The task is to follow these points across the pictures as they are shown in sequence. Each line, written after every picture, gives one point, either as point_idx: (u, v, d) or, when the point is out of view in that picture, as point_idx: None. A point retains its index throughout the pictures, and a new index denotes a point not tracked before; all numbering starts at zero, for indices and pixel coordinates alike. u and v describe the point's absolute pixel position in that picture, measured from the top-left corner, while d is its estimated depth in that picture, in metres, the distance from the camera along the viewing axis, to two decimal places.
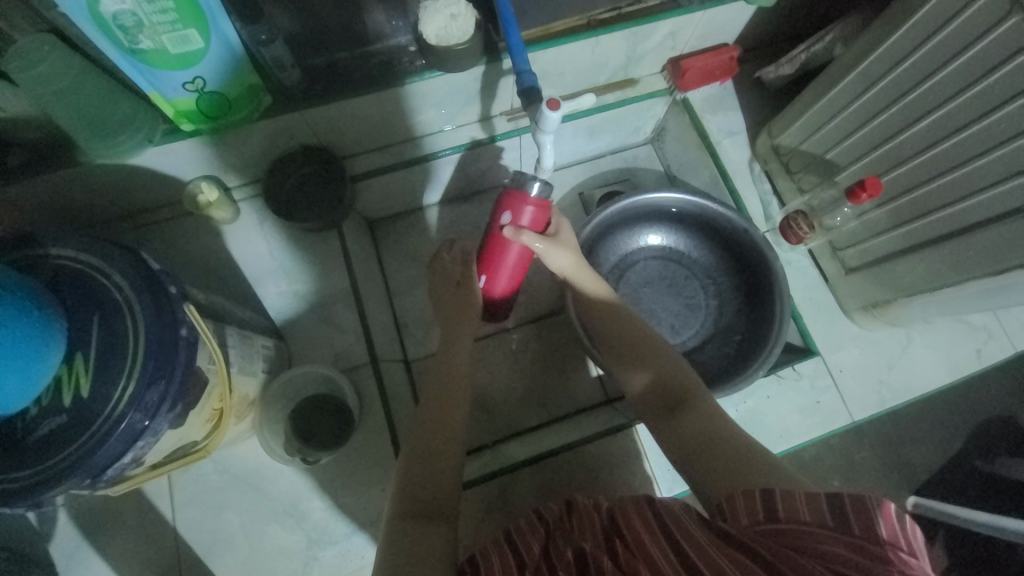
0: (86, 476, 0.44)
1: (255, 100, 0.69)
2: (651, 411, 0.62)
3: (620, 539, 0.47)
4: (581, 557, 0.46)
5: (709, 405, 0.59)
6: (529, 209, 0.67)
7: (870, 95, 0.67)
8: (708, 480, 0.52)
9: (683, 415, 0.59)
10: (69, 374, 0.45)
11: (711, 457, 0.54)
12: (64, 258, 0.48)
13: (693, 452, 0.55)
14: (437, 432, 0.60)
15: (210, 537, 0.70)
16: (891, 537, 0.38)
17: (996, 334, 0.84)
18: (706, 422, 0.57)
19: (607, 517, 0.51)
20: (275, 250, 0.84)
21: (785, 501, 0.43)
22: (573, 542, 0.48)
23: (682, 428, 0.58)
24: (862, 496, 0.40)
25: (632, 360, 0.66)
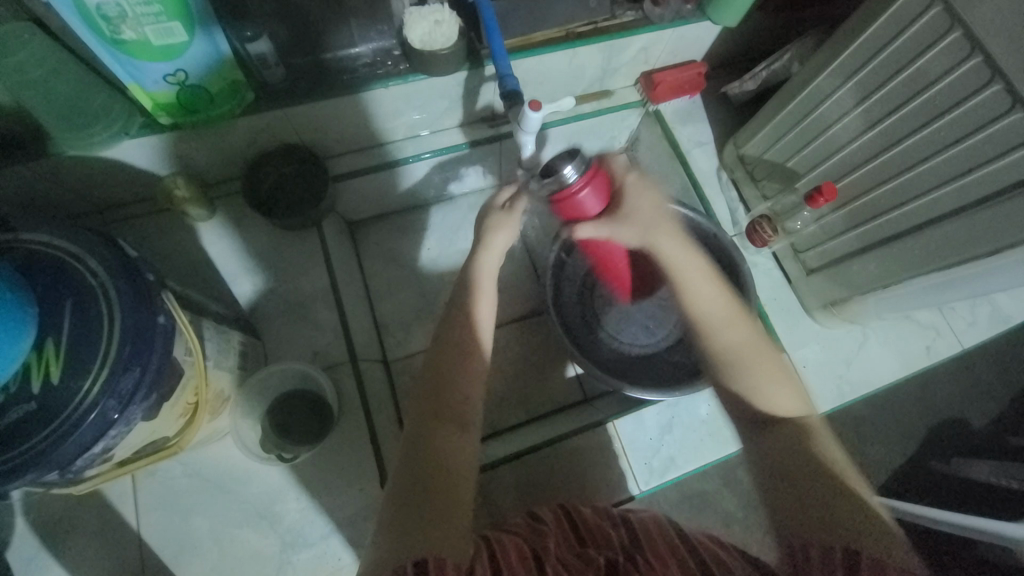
0: (55, 465, 0.43)
1: (237, 96, 0.69)
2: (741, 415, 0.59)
3: (643, 553, 0.54)
4: (612, 562, 0.52)
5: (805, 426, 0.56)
6: (589, 194, 0.61)
7: (825, 107, 0.73)
8: (792, 513, 0.52)
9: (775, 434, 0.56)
10: (38, 360, 0.43)
11: (807, 491, 0.52)
12: (35, 243, 0.46)
13: (785, 479, 0.54)
14: (435, 455, 0.52)
15: (177, 542, 0.67)
16: None
17: (944, 332, 0.90)
18: (802, 448, 0.55)
19: (628, 535, 0.58)
20: (253, 248, 0.83)
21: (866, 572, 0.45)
22: (601, 551, 0.55)
23: (773, 448, 0.56)
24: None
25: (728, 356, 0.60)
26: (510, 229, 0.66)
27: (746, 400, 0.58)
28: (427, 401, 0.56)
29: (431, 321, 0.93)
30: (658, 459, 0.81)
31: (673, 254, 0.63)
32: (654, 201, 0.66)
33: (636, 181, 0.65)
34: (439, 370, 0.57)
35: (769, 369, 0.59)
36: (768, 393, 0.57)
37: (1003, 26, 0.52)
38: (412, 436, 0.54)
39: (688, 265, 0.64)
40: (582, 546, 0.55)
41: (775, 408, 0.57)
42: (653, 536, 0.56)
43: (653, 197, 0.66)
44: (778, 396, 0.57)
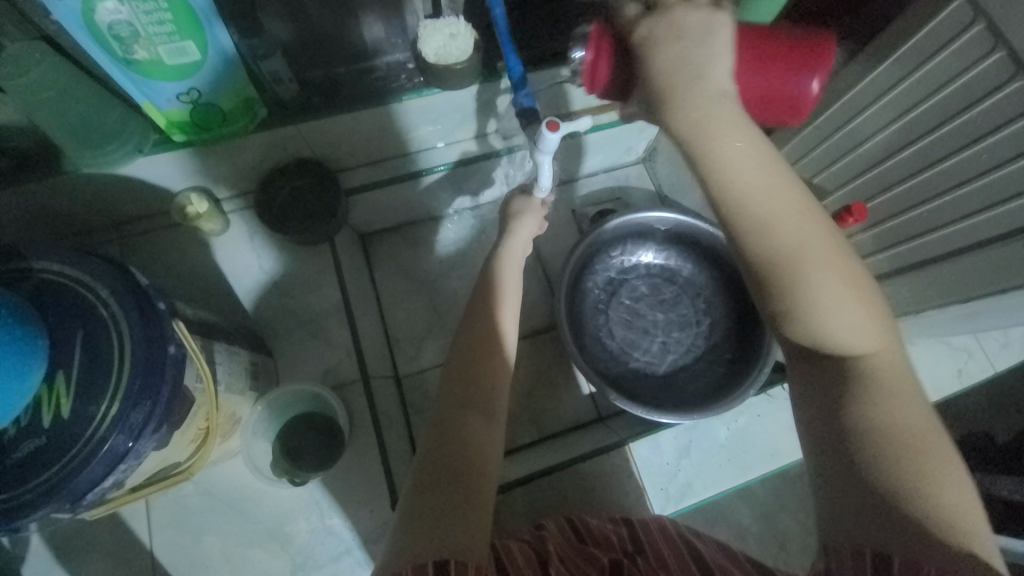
0: (67, 500, 0.42)
1: (250, 112, 0.68)
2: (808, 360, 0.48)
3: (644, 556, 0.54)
4: (615, 563, 0.52)
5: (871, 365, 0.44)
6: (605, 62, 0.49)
7: (856, 123, 0.70)
8: (852, 509, 0.42)
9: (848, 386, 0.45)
10: (50, 393, 0.43)
11: (857, 464, 0.42)
12: (48, 271, 0.46)
13: (837, 436, 0.44)
14: (459, 462, 0.49)
15: (188, 562, 0.67)
16: None
17: (977, 354, 0.86)
18: (874, 415, 0.43)
19: (630, 538, 0.58)
20: (265, 262, 0.83)
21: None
22: (602, 553, 0.54)
23: (837, 413, 0.44)
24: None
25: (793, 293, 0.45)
26: (534, 219, 0.70)
27: (797, 328, 0.46)
28: (456, 399, 0.54)
29: (444, 335, 0.92)
30: (675, 485, 0.79)
31: (722, 121, 0.43)
32: (697, 53, 0.43)
33: (659, 27, 0.44)
34: (467, 369, 0.57)
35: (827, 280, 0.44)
36: (817, 308, 0.45)
37: None
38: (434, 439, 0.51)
39: (739, 141, 0.44)
40: (586, 548, 0.55)
41: (823, 333, 0.45)
42: (654, 539, 0.57)
43: (696, 37, 0.43)
44: (837, 313, 0.44)
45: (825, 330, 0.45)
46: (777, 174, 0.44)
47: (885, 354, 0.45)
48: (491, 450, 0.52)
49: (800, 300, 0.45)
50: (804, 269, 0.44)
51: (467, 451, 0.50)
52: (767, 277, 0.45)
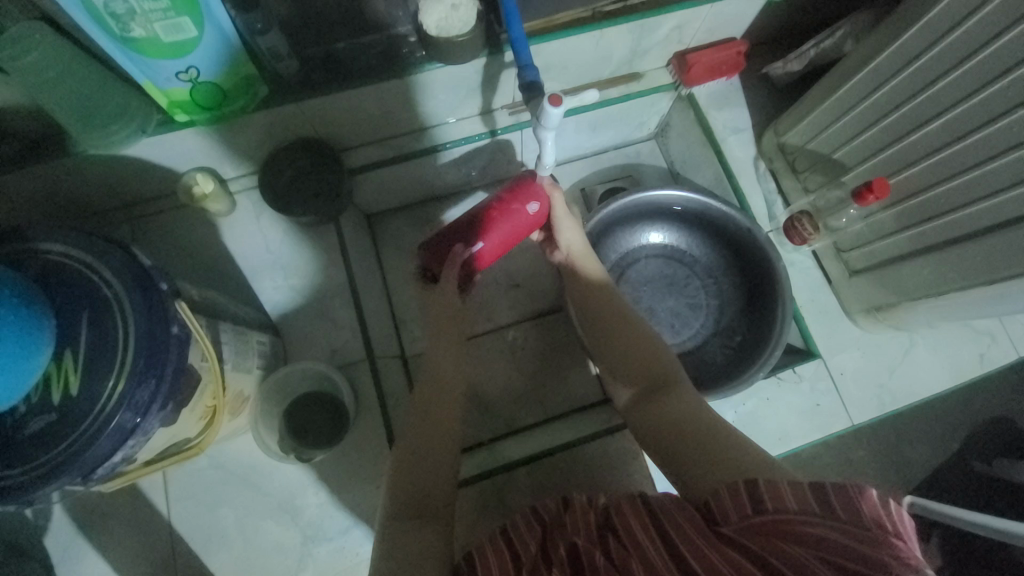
0: (77, 475, 0.44)
1: (251, 91, 0.67)
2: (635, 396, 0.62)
3: (614, 535, 0.48)
4: (573, 553, 0.46)
5: (693, 394, 0.59)
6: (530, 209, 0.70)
7: (879, 95, 0.66)
8: (689, 472, 0.52)
9: (662, 400, 0.59)
10: (58, 371, 0.44)
11: (684, 444, 0.54)
12: (53, 253, 0.47)
13: (667, 437, 0.56)
14: (428, 487, 0.56)
15: (204, 532, 0.70)
16: (875, 521, 0.38)
17: (1000, 338, 0.83)
18: (682, 409, 0.57)
19: (602, 514, 0.51)
20: (270, 242, 0.83)
21: (773, 492, 0.42)
22: (567, 537, 0.49)
23: (660, 412, 0.58)
24: (844, 485, 0.40)
25: (616, 340, 0.67)
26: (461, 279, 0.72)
27: (641, 357, 0.64)
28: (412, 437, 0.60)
29: None
30: None
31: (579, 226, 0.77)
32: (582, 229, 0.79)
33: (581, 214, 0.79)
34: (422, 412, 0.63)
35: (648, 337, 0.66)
36: (652, 348, 0.65)
37: None
38: (398, 480, 0.56)
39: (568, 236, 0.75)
40: (559, 526, 0.51)
41: (658, 364, 0.63)
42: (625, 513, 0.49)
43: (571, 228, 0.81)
44: (662, 354, 0.64)
45: (656, 361, 0.63)
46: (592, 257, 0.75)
47: (687, 392, 0.59)
48: (447, 472, 0.58)
49: (636, 340, 0.66)
50: (640, 324, 0.68)
51: (427, 482, 0.56)
52: (603, 329, 0.69)
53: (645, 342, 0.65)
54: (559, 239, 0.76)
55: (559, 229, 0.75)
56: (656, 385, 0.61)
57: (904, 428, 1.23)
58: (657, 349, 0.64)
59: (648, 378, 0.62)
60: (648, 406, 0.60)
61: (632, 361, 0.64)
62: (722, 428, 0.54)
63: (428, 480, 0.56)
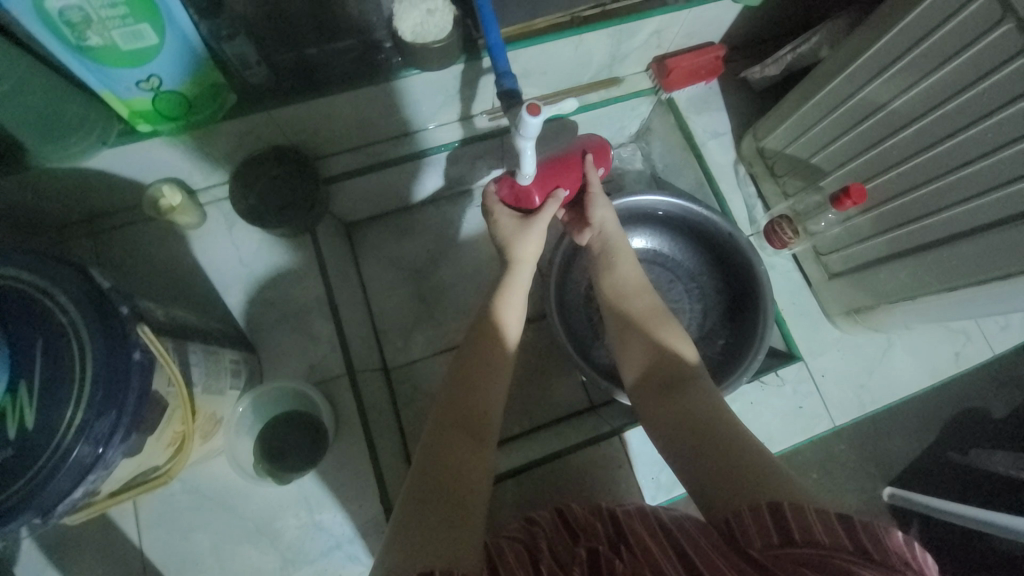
0: (38, 512, 0.41)
1: (218, 99, 0.65)
2: (655, 396, 0.61)
3: (627, 546, 0.47)
4: (593, 557, 0.46)
5: (716, 399, 0.58)
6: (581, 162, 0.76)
7: (854, 101, 0.67)
8: (712, 482, 0.50)
9: (685, 401, 0.58)
10: (12, 404, 0.41)
11: (707, 450, 0.53)
12: (1, 276, 0.43)
13: (689, 443, 0.55)
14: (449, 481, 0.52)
15: (179, 559, 0.67)
16: (902, 562, 0.37)
17: (974, 336, 0.85)
18: (704, 413, 0.56)
19: (612, 527, 0.51)
20: (244, 254, 0.80)
21: (798, 520, 0.41)
22: (587, 545, 0.49)
23: (685, 413, 0.57)
24: (870, 523, 0.39)
25: (639, 338, 0.66)
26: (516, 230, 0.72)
27: (666, 355, 0.63)
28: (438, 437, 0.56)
29: (432, 326, 0.92)
30: (665, 474, 0.79)
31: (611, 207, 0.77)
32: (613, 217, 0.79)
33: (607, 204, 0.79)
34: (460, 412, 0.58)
35: (673, 334, 0.65)
36: (678, 346, 0.64)
37: None
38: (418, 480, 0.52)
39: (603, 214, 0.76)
40: (574, 543, 0.50)
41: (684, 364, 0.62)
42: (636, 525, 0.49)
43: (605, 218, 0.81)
44: (687, 351, 0.64)
45: (680, 359, 0.63)
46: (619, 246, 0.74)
47: (708, 395, 0.59)
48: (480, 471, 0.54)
49: (660, 337, 0.65)
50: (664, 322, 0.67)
51: (459, 479, 0.52)
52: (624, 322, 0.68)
53: (669, 341, 0.65)
54: (594, 210, 0.75)
55: (594, 205, 0.76)
56: (678, 386, 0.60)
57: (884, 424, 1.25)
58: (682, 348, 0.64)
59: (668, 368, 0.62)
60: (672, 406, 0.59)
61: (651, 352, 0.64)
62: (744, 437, 0.53)
63: (457, 475, 0.52)
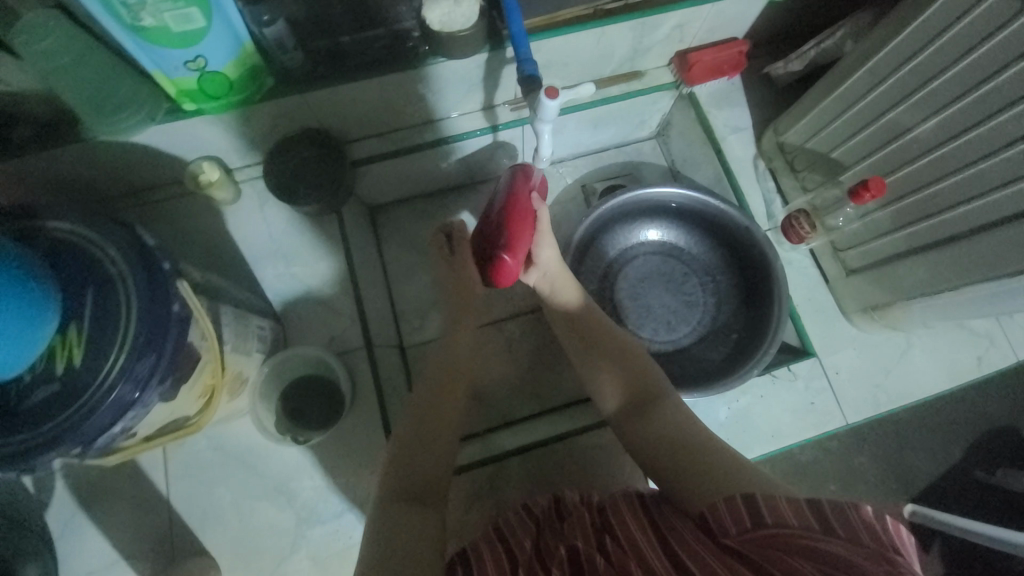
0: (77, 444, 0.45)
1: (256, 82, 0.70)
2: (621, 417, 0.63)
3: (611, 535, 0.50)
4: (573, 554, 0.48)
5: (680, 407, 0.61)
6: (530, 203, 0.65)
7: (875, 94, 0.67)
8: (679, 485, 0.53)
9: (651, 418, 0.60)
10: (62, 343, 0.45)
11: (673, 460, 0.55)
12: (59, 231, 0.48)
13: (659, 451, 0.57)
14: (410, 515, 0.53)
15: (202, 511, 0.71)
16: (874, 538, 0.39)
17: (999, 341, 0.83)
18: (672, 423, 0.58)
19: (598, 516, 0.54)
20: (273, 231, 0.85)
21: (772, 508, 0.44)
22: (566, 540, 0.51)
23: (652, 431, 0.59)
24: (842, 504, 0.42)
25: (601, 359, 0.68)
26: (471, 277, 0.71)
27: (627, 377, 0.65)
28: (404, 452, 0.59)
29: None
30: None
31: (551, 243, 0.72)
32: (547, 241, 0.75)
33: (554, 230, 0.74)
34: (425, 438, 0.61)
35: (629, 360, 0.66)
36: (637, 368, 0.65)
37: None
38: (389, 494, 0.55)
39: (547, 252, 0.71)
40: (558, 530, 0.54)
41: (643, 385, 0.64)
42: (623, 515, 0.53)
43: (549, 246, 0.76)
44: (646, 373, 0.65)
45: (641, 380, 0.64)
46: (566, 273, 0.73)
47: (671, 408, 0.60)
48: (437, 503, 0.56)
49: (622, 360, 0.66)
50: (625, 344, 0.68)
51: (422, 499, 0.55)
52: (588, 342, 0.70)
53: (630, 362, 0.66)
54: (540, 251, 0.70)
55: (539, 245, 0.70)
56: (643, 405, 0.62)
57: (907, 436, 1.22)
58: (642, 366, 0.65)
59: (629, 395, 0.64)
60: (640, 422, 0.60)
61: (612, 379, 0.65)
62: (711, 442, 0.55)
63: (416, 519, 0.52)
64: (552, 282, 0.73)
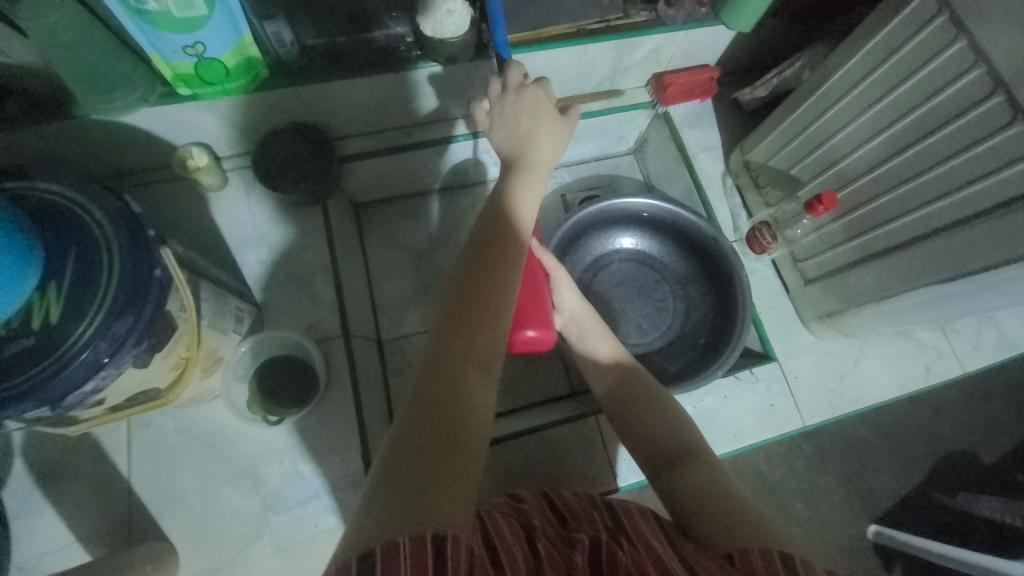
0: (46, 400, 0.45)
1: (252, 72, 0.72)
2: (654, 464, 0.67)
3: (627, 537, 0.52)
4: (594, 543, 0.49)
5: (713, 462, 0.64)
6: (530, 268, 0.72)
7: (830, 115, 0.73)
8: (707, 529, 0.55)
9: (685, 465, 0.63)
10: (41, 300, 0.45)
11: (703, 504, 0.58)
12: (47, 191, 0.49)
13: (690, 497, 0.60)
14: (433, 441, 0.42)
15: (164, 495, 0.69)
16: None
17: (945, 353, 0.88)
18: (704, 476, 0.61)
19: (615, 521, 0.56)
20: (258, 219, 0.86)
21: (809, 572, 0.45)
22: (585, 530, 0.52)
23: (683, 473, 0.62)
24: None
25: (639, 407, 0.71)
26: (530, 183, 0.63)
27: (663, 423, 0.69)
28: (431, 378, 0.45)
29: (426, 304, 0.96)
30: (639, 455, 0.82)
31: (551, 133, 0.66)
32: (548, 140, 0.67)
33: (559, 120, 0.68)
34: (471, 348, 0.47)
35: (668, 407, 0.71)
36: (672, 415, 0.69)
37: (1007, 38, 0.52)
38: (413, 426, 0.42)
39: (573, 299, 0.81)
40: (567, 525, 0.54)
41: (679, 432, 0.67)
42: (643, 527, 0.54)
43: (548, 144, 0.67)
44: (679, 421, 0.69)
45: (676, 427, 0.68)
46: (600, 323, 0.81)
47: (703, 460, 0.63)
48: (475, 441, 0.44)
49: (658, 408, 0.70)
50: (660, 395, 0.73)
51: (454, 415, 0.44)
52: (625, 389, 0.74)
53: (665, 409, 0.70)
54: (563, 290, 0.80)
55: (558, 290, 0.80)
56: (676, 451, 0.66)
57: (867, 455, 1.27)
58: (679, 418, 0.69)
59: (670, 443, 0.67)
60: (675, 466, 0.64)
61: (654, 423, 0.69)
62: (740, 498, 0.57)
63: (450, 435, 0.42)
64: (588, 335, 0.80)
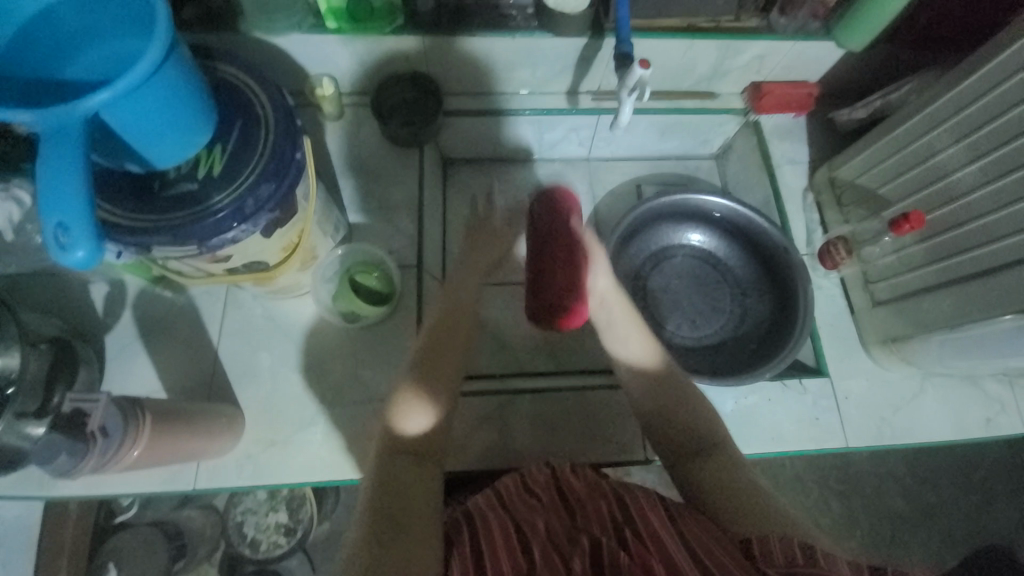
0: (197, 237, 0.54)
1: (391, 16, 0.83)
2: (673, 452, 0.64)
3: (631, 529, 0.53)
4: (594, 547, 0.51)
5: (733, 452, 0.61)
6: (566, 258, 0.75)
7: (929, 137, 0.73)
8: (732, 521, 0.55)
9: (705, 459, 0.61)
10: (208, 155, 0.55)
11: (725, 501, 0.57)
12: (226, 73, 0.59)
13: (718, 498, 0.57)
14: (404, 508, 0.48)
15: (242, 367, 0.78)
16: None
17: (1011, 409, 0.84)
18: (722, 475, 0.59)
19: (619, 509, 0.57)
20: (360, 152, 0.95)
21: (828, 559, 0.47)
22: (584, 528, 0.54)
23: (703, 471, 0.60)
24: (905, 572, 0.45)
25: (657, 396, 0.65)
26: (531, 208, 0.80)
27: (683, 417, 0.63)
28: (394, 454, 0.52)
29: None
30: None
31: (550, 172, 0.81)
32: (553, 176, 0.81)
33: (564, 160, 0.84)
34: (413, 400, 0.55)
35: (687, 396, 0.65)
36: (692, 410, 0.64)
37: None
38: (380, 501, 0.48)
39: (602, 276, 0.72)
40: (569, 515, 0.57)
41: (699, 423, 0.63)
42: (647, 516, 0.55)
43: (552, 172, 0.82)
44: (699, 415, 0.63)
45: (698, 418, 0.63)
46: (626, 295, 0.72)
47: (723, 455, 0.61)
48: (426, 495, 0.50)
49: (676, 396, 0.65)
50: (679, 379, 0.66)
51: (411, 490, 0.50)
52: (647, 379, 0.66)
53: (685, 399, 0.64)
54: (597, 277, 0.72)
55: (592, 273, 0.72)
56: (694, 447, 0.62)
57: (904, 520, 1.19)
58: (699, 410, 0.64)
59: (690, 435, 0.63)
60: (697, 458, 0.61)
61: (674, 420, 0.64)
62: (760, 492, 0.57)
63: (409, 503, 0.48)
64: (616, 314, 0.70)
